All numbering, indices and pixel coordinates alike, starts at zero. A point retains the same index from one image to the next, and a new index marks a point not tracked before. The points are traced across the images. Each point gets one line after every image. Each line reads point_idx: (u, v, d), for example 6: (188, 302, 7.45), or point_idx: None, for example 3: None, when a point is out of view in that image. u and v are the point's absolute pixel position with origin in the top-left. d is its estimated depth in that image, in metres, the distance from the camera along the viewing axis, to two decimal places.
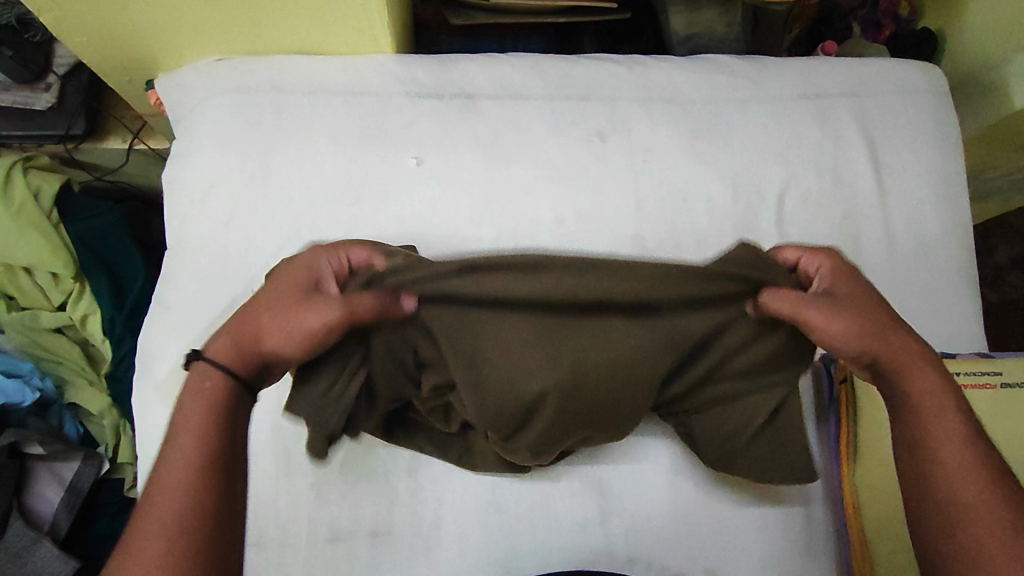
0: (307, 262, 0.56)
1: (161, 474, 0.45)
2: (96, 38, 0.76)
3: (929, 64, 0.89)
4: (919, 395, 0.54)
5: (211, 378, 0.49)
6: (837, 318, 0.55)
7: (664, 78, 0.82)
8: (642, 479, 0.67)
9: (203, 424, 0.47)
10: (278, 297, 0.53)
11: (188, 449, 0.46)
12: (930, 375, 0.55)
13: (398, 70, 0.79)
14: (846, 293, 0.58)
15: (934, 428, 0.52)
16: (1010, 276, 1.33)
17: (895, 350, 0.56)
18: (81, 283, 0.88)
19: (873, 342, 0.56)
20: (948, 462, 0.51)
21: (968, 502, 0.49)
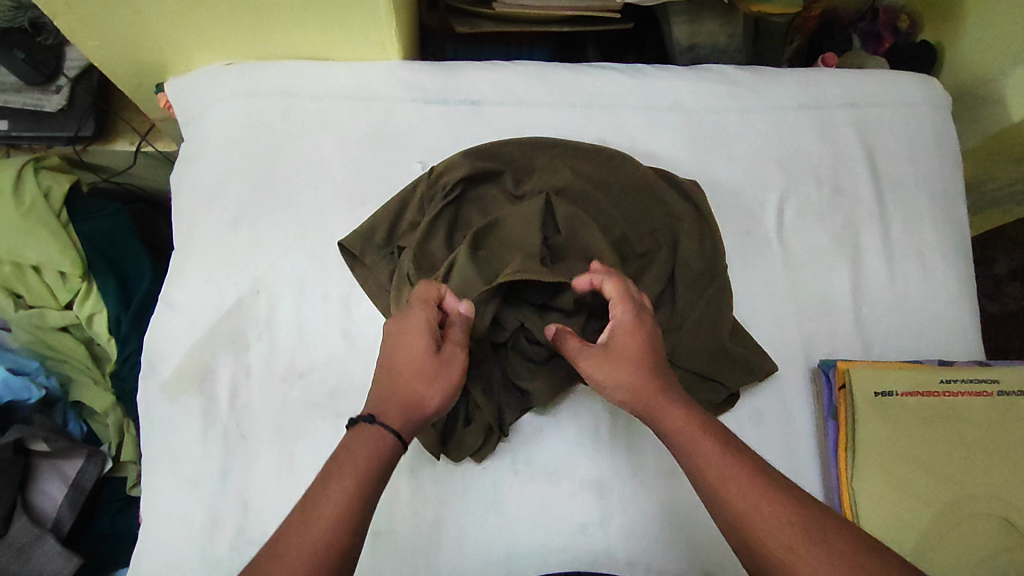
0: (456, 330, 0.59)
1: (312, 507, 0.49)
2: (108, 41, 0.78)
3: (928, 76, 0.90)
4: (680, 430, 0.54)
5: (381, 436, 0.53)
6: (604, 367, 0.58)
7: (668, 86, 0.83)
8: (642, 481, 0.68)
9: (370, 470, 0.51)
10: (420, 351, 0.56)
11: (347, 491, 0.50)
12: (681, 411, 0.55)
13: (404, 75, 0.80)
14: (631, 345, 0.58)
15: (704, 460, 0.52)
16: (1009, 288, 1.34)
17: (648, 393, 0.56)
18: (88, 281, 0.88)
19: (633, 387, 0.57)
20: (741, 508, 0.50)
21: (752, 517, 0.49)
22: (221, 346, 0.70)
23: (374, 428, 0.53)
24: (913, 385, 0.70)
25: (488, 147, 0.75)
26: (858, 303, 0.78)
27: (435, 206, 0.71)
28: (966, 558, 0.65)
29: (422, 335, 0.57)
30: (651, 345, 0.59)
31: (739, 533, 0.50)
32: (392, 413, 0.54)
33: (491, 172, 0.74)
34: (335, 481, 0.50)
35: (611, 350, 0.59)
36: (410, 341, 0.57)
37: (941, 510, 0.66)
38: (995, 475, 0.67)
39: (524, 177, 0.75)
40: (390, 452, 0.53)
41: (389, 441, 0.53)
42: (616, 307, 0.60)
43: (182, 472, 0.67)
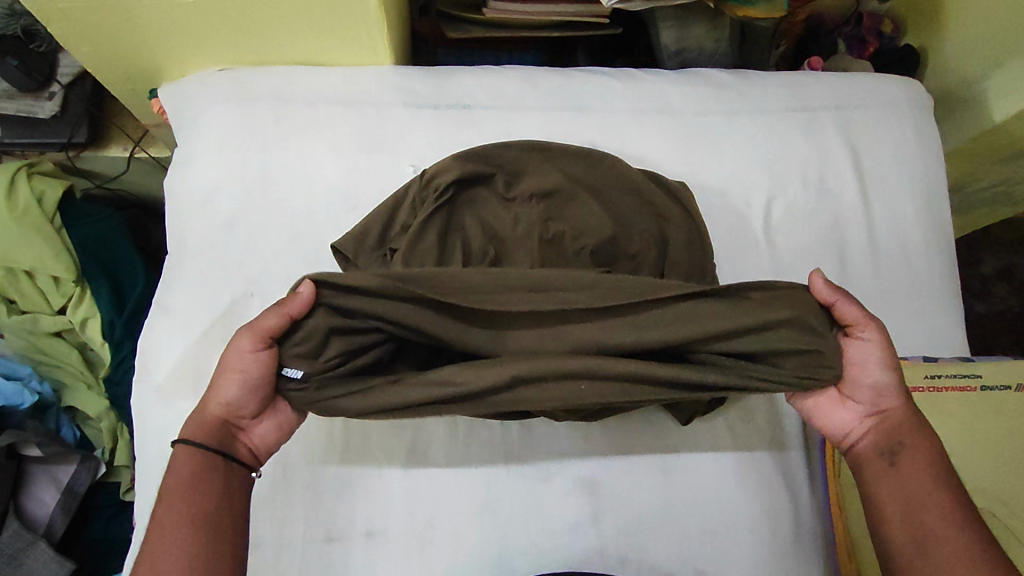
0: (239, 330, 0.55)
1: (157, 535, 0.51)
2: (102, 47, 0.78)
3: (911, 80, 0.91)
4: (926, 446, 0.56)
5: (187, 455, 0.54)
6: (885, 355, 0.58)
7: (656, 91, 0.85)
8: (633, 478, 0.69)
9: (191, 480, 0.53)
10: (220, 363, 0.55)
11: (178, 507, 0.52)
12: (932, 435, 0.57)
13: (397, 81, 0.82)
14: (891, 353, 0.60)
15: (935, 487, 0.54)
16: (996, 287, 1.36)
17: (907, 405, 0.58)
18: (81, 286, 0.89)
19: (899, 391, 0.58)
20: (941, 524, 0.53)
21: (946, 530, 0.52)
22: (214, 348, 0.71)
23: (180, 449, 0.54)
24: None
25: (481, 151, 0.75)
26: None
27: (426, 209, 0.72)
28: None
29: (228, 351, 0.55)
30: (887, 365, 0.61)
31: (921, 534, 0.53)
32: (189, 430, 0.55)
33: (482, 174, 0.74)
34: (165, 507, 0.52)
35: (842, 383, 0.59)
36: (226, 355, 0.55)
37: None
38: (978, 467, 0.68)
39: (514, 179, 0.76)
40: (202, 464, 0.54)
41: (192, 457, 0.54)
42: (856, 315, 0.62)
43: None
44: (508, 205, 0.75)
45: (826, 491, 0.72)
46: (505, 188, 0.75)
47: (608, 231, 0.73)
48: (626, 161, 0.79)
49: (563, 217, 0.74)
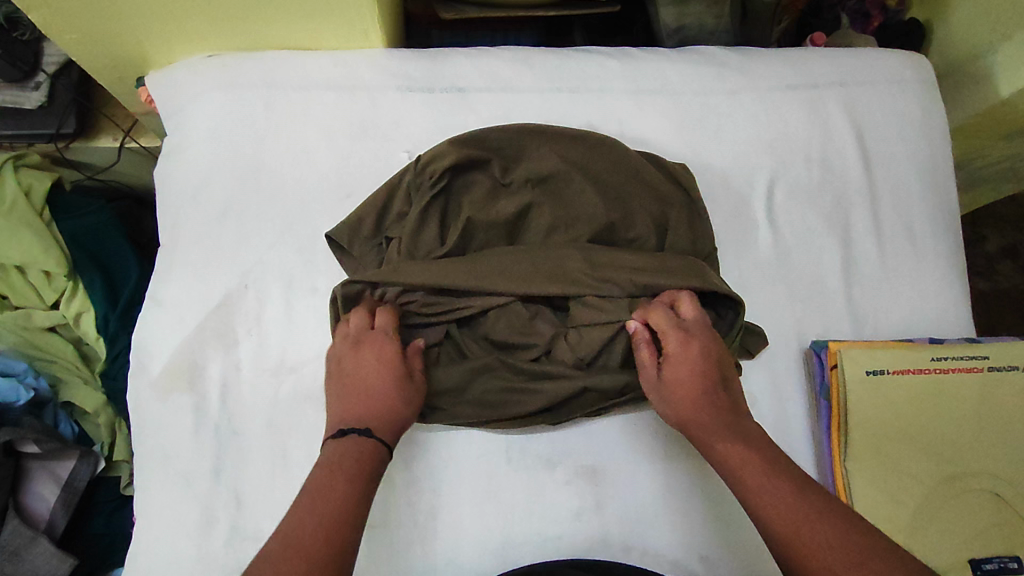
0: (375, 346, 0.63)
1: (305, 512, 0.51)
2: (87, 35, 0.76)
3: (917, 54, 0.89)
4: (725, 453, 0.57)
5: (363, 447, 0.57)
6: (662, 384, 0.62)
7: (655, 70, 0.83)
8: (635, 465, 0.68)
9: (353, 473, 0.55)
10: (371, 375, 0.62)
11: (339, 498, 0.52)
12: (726, 436, 0.58)
13: (389, 64, 0.80)
14: (682, 363, 0.62)
15: (748, 486, 0.54)
16: (1000, 265, 1.35)
17: (691, 409, 0.60)
18: (74, 280, 0.87)
19: (680, 403, 0.61)
20: (785, 521, 0.51)
21: (782, 515, 0.51)
22: (210, 342, 0.70)
23: (351, 439, 0.57)
24: (904, 362, 0.69)
25: (480, 136, 0.74)
26: (850, 283, 0.78)
27: (422, 197, 0.70)
28: (958, 533, 0.65)
29: (383, 365, 0.62)
30: (712, 359, 0.63)
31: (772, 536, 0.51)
32: (376, 426, 0.59)
33: (479, 160, 0.72)
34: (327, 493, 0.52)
35: (665, 383, 0.62)
36: (368, 368, 0.62)
37: (933, 487, 0.66)
38: (984, 450, 0.67)
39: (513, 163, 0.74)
40: (374, 458, 0.57)
41: (370, 448, 0.57)
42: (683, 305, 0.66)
43: (175, 470, 0.66)
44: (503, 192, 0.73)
45: (831, 473, 0.68)
46: (503, 173, 0.74)
47: (608, 218, 0.72)
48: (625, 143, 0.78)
49: (563, 203, 0.73)
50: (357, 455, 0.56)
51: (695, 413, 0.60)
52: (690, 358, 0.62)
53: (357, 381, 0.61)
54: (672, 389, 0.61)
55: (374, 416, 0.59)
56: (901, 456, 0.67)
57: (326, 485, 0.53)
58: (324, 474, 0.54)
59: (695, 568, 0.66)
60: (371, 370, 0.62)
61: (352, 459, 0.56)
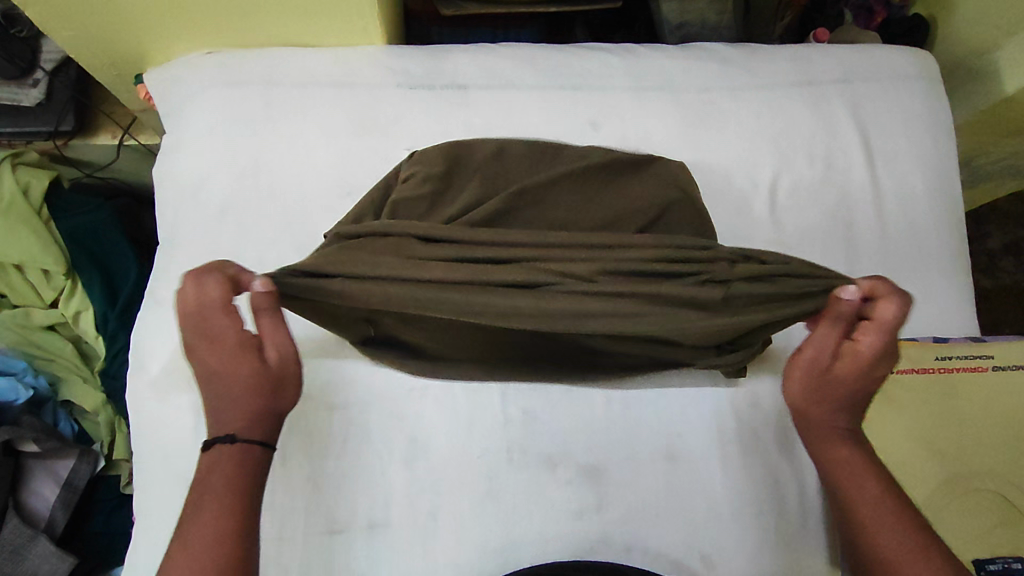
0: (212, 322, 0.53)
1: (184, 542, 0.50)
2: (85, 32, 0.76)
3: (922, 50, 0.88)
4: (841, 464, 0.57)
5: (230, 459, 0.53)
6: (802, 383, 0.58)
7: (656, 67, 0.82)
8: (637, 463, 0.68)
9: (229, 489, 0.52)
10: (220, 364, 0.54)
11: (217, 519, 0.51)
12: (844, 447, 0.58)
13: (389, 61, 0.79)
14: (848, 369, 0.57)
15: (856, 499, 0.56)
16: (1002, 262, 1.34)
17: (817, 411, 0.58)
18: (73, 279, 0.87)
19: (810, 403, 0.58)
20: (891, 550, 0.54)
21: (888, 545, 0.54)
22: None
23: (218, 453, 0.53)
24: (908, 361, 0.69)
25: (468, 141, 0.71)
26: (853, 281, 0.77)
27: (401, 194, 0.67)
28: (963, 533, 0.65)
29: (211, 352, 0.54)
30: (880, 365, 0.57)
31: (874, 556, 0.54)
32: (234, 424, 0.54)
33: (458, 155, 0.70)
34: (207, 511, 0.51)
35: (831, 373, 0.57)
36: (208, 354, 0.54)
37: (938, 487, 0.66)
38: (989, 449, 0.67)
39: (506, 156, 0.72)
40: (251, 465, 0.53)
41: (243, 454, 0.53)
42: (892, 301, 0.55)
43: (173, 469, 0.66)
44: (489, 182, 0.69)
45: None
46: (488, 167, 0.70)
47: (608, 214, 0.69)
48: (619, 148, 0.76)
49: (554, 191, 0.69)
50: (227, 470, 0.53)
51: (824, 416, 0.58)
52: (887, 354, 0.56)
53: (214, 378, 0.54)
54: (805, 388, 0.58)
55: (225, 414, 0.54)
56: (907, 455, 0.67)
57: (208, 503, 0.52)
58: (196, 499, 0.52)
59: (697, 568, 0.66)
60: (219, 364, 0.54)
61: (223, 472, 0.53)
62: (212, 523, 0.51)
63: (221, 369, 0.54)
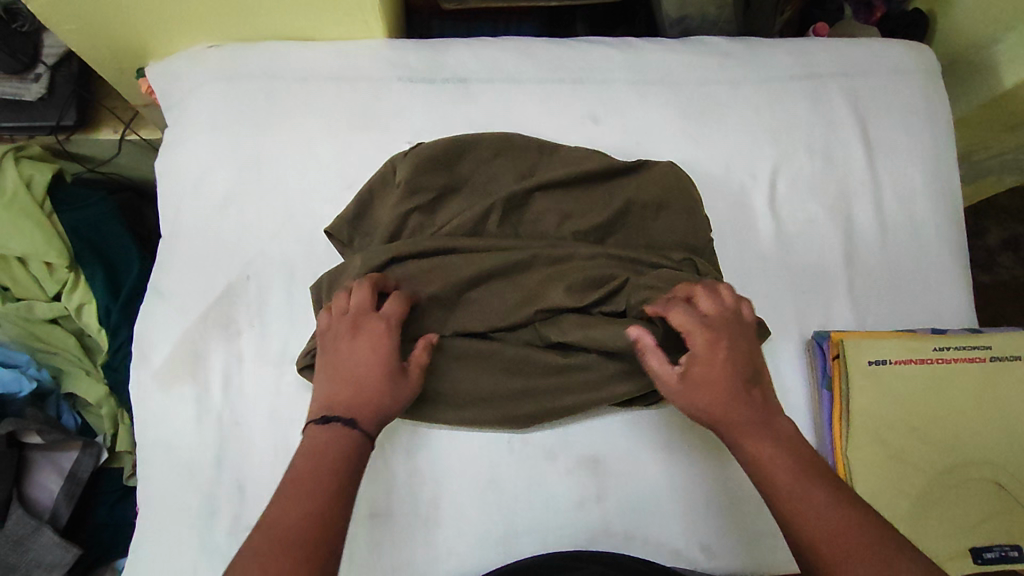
0: (369, 333, 0.60)
1: (284, 510, 0.49)
2: (87, 26, 0.76)
3: (920, 44, 0.89)
4: (759, 461, 0.54)
5: (345, 440, 0.55)
6: (690, 396, 0.58)
7: (656, 60, 0.82)
8: (636, 454, 0.68)
9: (337, 471, 0.52)
10: (365, 366, 0.59)
11: (323, 491, 0.51)
12: (761, 443, 0.55)
13: (390, 54, 0.79)
14: (710, 372, 0.58)
15: (778, 496, 0.52)
16: (1001, 258, 1.34)
17: (721, 415, 0.57)
18: (76, 272, 0.88)
19: (704, 411, 0.57)
20: (825, 540, 0.49)
21: (816, 534, 0.49)
22: (212, 333, 0.70)
23: (334, 429, 0.55)
24: (905, 352, 0.69)
25: (458, 137, 0.72)
26: (851, 274, 0.78)
27: (394, 208, 0.69)
28: (959, 523, 0.65)
29: (365, 353, 0.59)
30: (737, 363, 0.58)
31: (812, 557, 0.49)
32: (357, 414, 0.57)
33: (451, 155, 0.71)
34: (310, 484, 0.51)
35: (687, 382, 0.58)
36: (357, 355, 0.59)
37: (936, 476, 0.66)
38: (989, 440, 0.67)
39: (499, 156, 0.73)
40: (357, 453, 0.55)
41: (357, 439, 0.55)
42: (705, 300, 0.61)
43: (177, 461, 0.67)
44: (481, 188, 0.72)
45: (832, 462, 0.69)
46: (477, 174, 0.72)
47: (608, 212, 0.71)
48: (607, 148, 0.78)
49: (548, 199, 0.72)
50: (338, 451, 0.54)
51: (734, 420, 0.57)
52: (715, 348, 0.58)
53: (342, 362, 0.59)
54: (691, 400, 0.58)
55: (351, 405, 0.57)
56: (904, 445, 0.67)
57: (297, 481, 0.51)
58: (306, 471, 0.52)
59: (696, 558, 0.66)
60: (361, 353, 0.59)
61: (335, 451, 0.54)
62: (309, 509, 0.49)
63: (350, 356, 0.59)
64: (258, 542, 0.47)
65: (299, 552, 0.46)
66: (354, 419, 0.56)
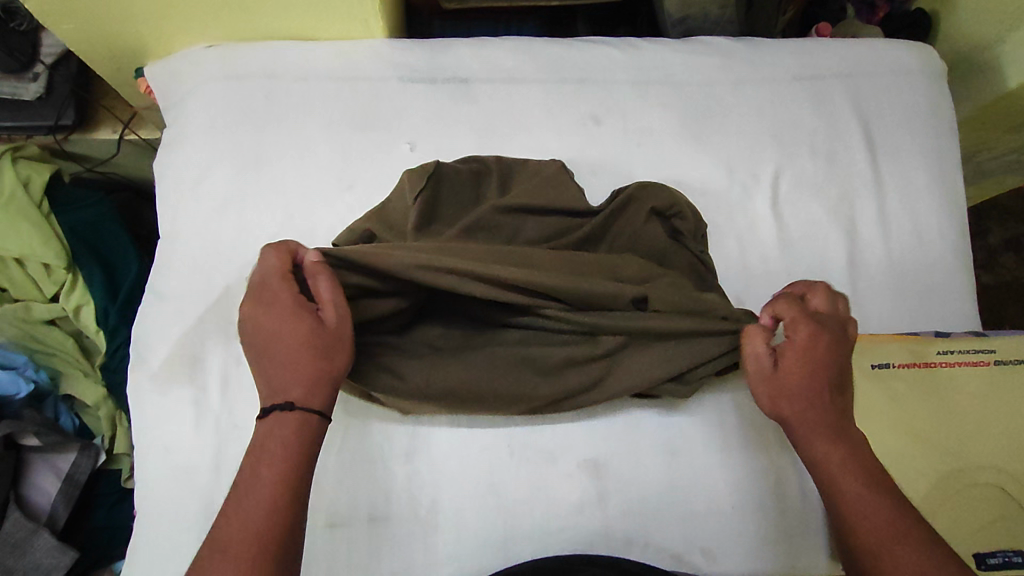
0: (278, 296, 0.56)
1: (236, 507, 0.51)
2: (85, 25, 0.75)
3: (924, 44, 0.88)
4: (826, 458, 0.57)
5: (292, 428, 0.53)
6: (773, 389, 0.59)
7: (658, 61, 0.82)
8: (638, 458, 0.68)
9: (285, 464, 0.52)
10: (285, 336, 0.55)
11: (266, 489, 0.51)
12: (832, 445, 0.57)
13: (390, 54, 0.79)
14: (798, 364, 0.59)
15: (842, 494, 0.55)
16: (1004, 258, 1.34)
17: (802, 412, 0.58)
18: (73, 273, 0.87)
19: (795, 402, 0.58)
20: (881, 540, 0.52)
21: (871, 533, 0.53)
22: (210, 336, 0.69)
23: (283, 417, 0.54)
24: (909, 356, 0.69)
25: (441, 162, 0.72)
26: (855, 276, 0.77)
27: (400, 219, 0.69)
28: (963, 527, 0.65)
29: (280, 321, 0.55)
30: (822, 359, 0.59)
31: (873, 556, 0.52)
32: (296, 390, 0.54)
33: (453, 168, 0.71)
34: (258, 477, 0.52)
35: (779, 374, 0.59)
36: (275, 326, 0.56)
37: (940, 480, 0.66)
38: (994, 444, 0.67)
39: (483, 176, 0.73)
40: (306, 440, 0.54)
41: (301, 422, 0.54)
42: (817, 296, 0.64)
43: (176, 463, 0.66)
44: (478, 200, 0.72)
45: None
46: (467, 186, 0.72)
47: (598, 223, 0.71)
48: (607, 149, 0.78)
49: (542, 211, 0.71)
50: (284, 443, 0.53)
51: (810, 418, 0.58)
52: (817, 342, 0.60)
53: (267, 345, 0.56)
54: (775, 393, 0.59)
55: (294, 381, 0.54)
56: (909, 449, 0.67)
57: (258, 472, 0.52)
58: (258, 464, 0.52)
59: (697, 562, 0.66)
60: (281, 326, 0.56)
61: (280, 447, 0.53)
62: (269, 497, 0.51)
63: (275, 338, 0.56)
64: (228, 534, 0.50)
65: (262, 542, 0.49)
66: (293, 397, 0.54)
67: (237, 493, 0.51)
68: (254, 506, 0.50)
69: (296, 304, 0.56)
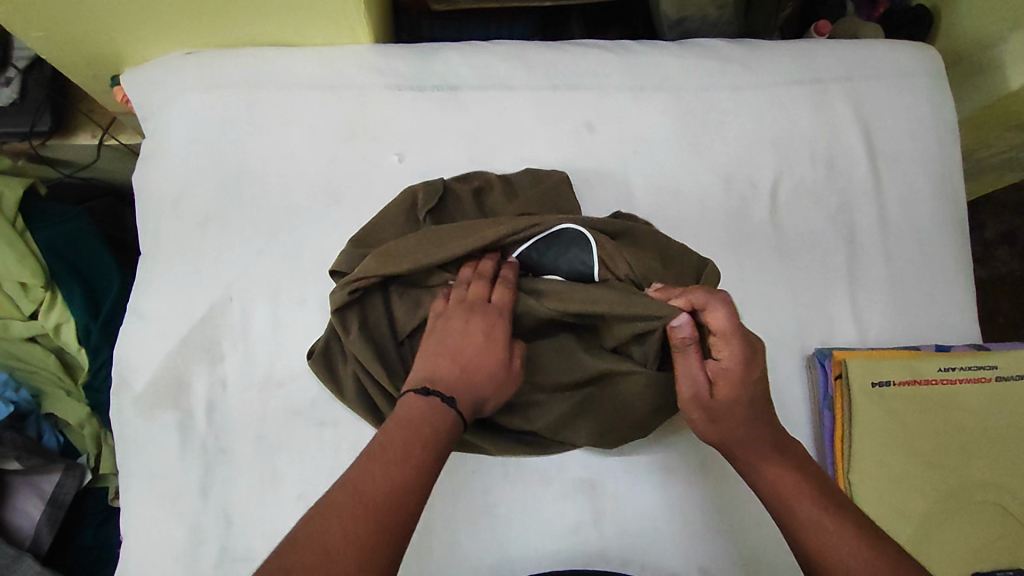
0: (483, 314, 0.55)
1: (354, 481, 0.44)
2: (55, 32, 0.72)
3: (925, 45, 0.86)
4: (773, 481, 0.51)
5: (440, 421, 0.49)
6: (707, 418, 0.54)
7: (655, 65, 0.79)
8: (632, 476, 0.67)
9: (417, 463, 0.46)
10: (472, 342, 0.54)
11: (398, 480, 0.45)
12: (775, 464, 0.52)
13: (376, 61, 0.76)
14: (734, 396, 0.53)
15: (793, 506, 0.49)
16: (999, 252, 1.33)
17: (743, 438, 0.53)
18: (52, 291, 0.84)
19: (722, 433, 0.54)
20: (828, 549, 0.46)
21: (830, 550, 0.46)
22: (194, 359, 0.67)
23: (431, 403, 0.50)
24: (911, 373, 0.67)
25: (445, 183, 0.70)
26: (854, 287, 0.76)
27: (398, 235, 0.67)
28: (964, 546, 0.64)
29: (477, 339, 0.54)
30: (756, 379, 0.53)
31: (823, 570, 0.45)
32: (456, 391, 0.51)
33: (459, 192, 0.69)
34: (389, 463, 0.46)
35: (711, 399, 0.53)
36: (467, 341, 0.54)
37: (941, 498, 0.65)
38: (993, 461, 0.66)
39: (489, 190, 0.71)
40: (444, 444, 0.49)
41: (449, 422, 0.50)
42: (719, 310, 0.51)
43: (161, 490, 0.65)
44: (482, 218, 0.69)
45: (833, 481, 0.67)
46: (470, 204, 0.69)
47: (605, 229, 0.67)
48: (601, 160, 0.76)
49: None
50: (437, 430, 0.49)
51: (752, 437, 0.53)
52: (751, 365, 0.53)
53: (441, 341, 0.54)
54: (713, 419, 0.54)
55: (455, 382, 0.52)
56: (908, 466, 0.66)
57: (385, 461, 0.46)
58: (399, 438, 0.47)
59: None
60: (468, 339, 0.54)
61: (416, 418, 0.49)
62: (394, 485, 0.44)
63: (455, 337, 0.54)
64: (339, 500, 0.43)
65: (365, 531, 0.42)
66: (453, 397, 0.51)
67: (368, 465, 0.45)
68: (381, 485, 0.44)
69: (494, 321, 0.55)
